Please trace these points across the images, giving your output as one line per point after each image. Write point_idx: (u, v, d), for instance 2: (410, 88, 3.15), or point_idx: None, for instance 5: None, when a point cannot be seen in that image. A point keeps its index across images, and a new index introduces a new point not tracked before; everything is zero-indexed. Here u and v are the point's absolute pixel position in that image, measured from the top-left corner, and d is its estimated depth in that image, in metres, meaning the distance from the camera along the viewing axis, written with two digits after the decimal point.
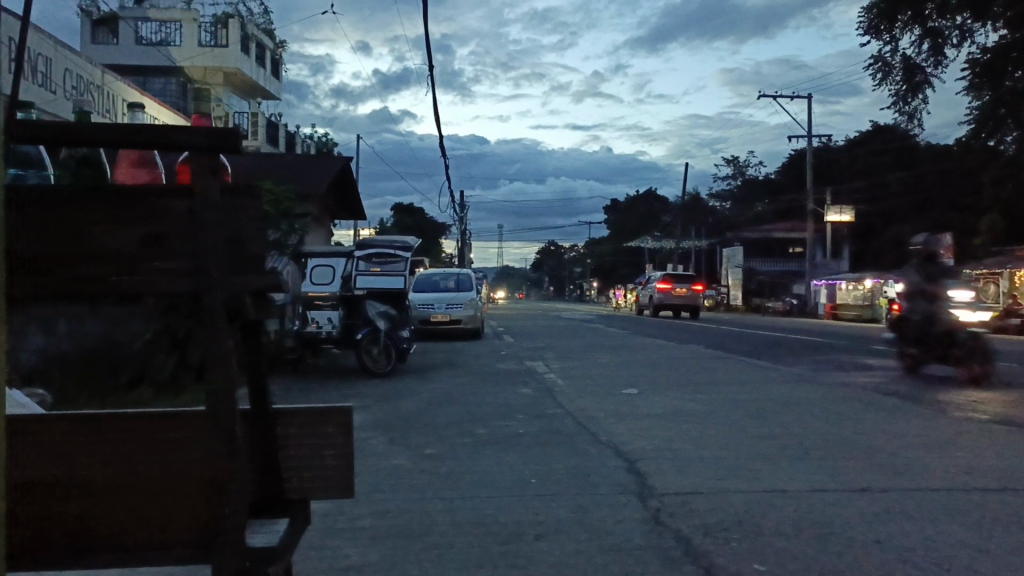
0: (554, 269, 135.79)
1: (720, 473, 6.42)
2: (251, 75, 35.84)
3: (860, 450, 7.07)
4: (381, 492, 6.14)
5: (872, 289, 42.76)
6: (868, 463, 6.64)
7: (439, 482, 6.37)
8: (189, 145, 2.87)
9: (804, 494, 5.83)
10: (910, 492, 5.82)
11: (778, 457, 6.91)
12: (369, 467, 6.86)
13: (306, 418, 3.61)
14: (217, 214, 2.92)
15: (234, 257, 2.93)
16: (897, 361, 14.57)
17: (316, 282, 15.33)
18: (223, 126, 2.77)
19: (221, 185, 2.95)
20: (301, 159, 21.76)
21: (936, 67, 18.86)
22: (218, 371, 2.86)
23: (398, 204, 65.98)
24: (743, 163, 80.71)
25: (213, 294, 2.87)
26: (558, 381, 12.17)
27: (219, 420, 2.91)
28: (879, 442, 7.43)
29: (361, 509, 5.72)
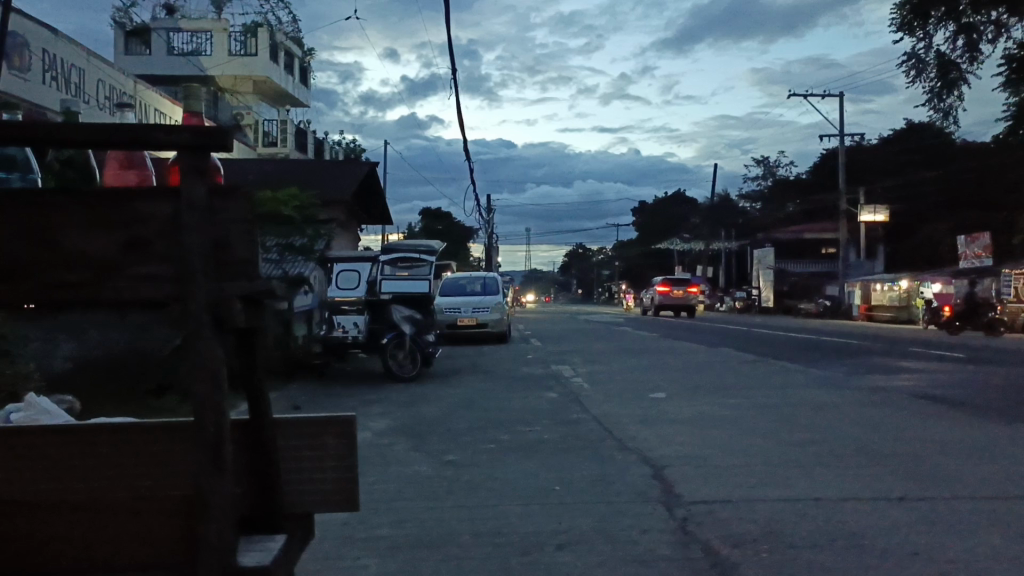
0: (583, 273, 135.52)
1: (749, 481, 6.27)
2: (280, 83, 36.17)
3: (895, 457, 6.88)
4: (402, 500, 6.07)
5: (907, 290, 42.08)
6: (903, 471, 6.45)
7: (461, 490, 6.29)
8: (173, 144, 2.57)
9: (836, 503, 5.67)
10: (948, 501, 5.64)
11: (810, 465, 6.74)
12: (390, 475, 6.82)
13: (304, 428, 3.44)
14: (201, 218, 2.59)
15: (218, 265, 2.59)
16: (933, 363, 14.26)
17: (342, 286, 14.91)
18: (216, 125, 2.50)
19: (207, 185, 2.61)
20: (328, 165, 21.89)
21: (972, 63, 18.41)
22: (202, 382, 2.57)
23: (426, 209, 66.41)
24: (773, 163, 79.89)
25: (195, 301, 2.55)
26: (584, 385, 12.06)
27: (202, 433, 2.61)
28: (915, 448, 7.23)
29: (380, 518, 5.66)
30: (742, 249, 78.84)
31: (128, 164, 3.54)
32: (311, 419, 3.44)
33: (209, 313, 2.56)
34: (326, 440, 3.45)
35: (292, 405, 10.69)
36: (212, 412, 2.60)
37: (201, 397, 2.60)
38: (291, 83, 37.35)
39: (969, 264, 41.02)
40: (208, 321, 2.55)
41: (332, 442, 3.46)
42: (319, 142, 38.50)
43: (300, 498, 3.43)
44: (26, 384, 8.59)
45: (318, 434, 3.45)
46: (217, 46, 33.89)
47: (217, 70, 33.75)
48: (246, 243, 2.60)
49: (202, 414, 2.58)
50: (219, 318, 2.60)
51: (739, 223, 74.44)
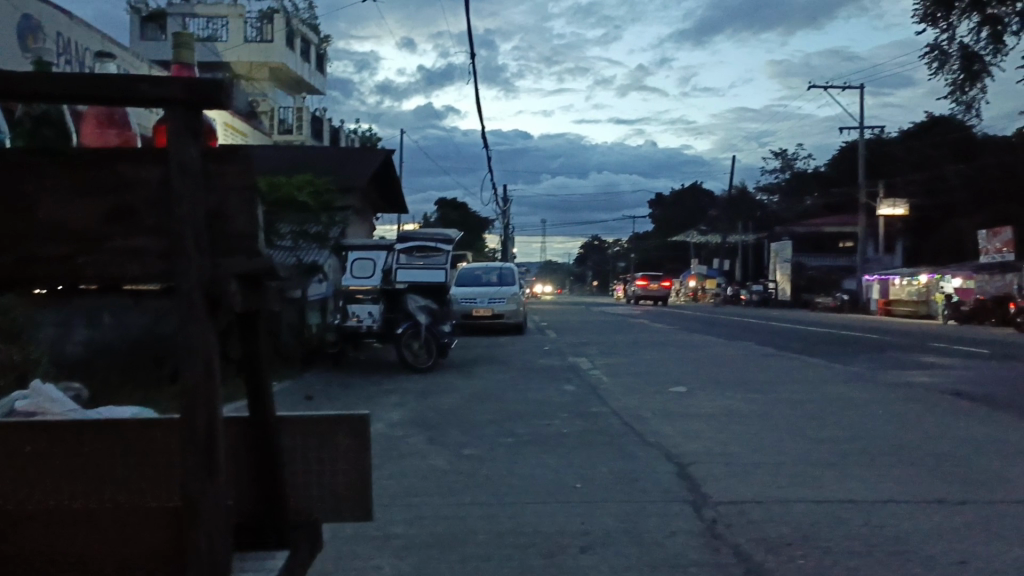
0: (598, 265, 135.06)
1: (778, 481, 6.08)
2: (296, 70, 35.98)
3: (930, 458, 6.67)
4: (418, 496, 5.91)
5: (927, 285, 41.52)
6: (939, 472, 6.24)
7: (479, 486, 6.14)
8: (163, 100, 2.47)
9: (873, 505, 5.47)
10: (992, 505, 5.42)
11: (840, 464, 6.53)
12: (405, 469, 6.68)
13: (312, 426, 3.39)
14: (196, 185, 2.53)
15: (216, 236, 2.55)
16: (958, 359, 13.97)
17: (356, 275, 14.71)
18: (209, 79, 2.43)
19: (201, 148, 2.55)
20: (343, 153, 21.75)
21: (996, 55, 18.01)
22: (192, 371, 2.50)
23: (441, 200, 66.20)
24: (792, 156, 79.14)
25: (188, 277, 2.48)
26: (603, 378, 11.89)
27: (193, 432, 2.54)
28: (950, 448, 7.01)
29: (396, 515, 5.52)
30: (759, 242, 78.11)
31: (108, 122, 3.20)
32: (322, 417, 3.38)
33: (205, 293, 2.49)
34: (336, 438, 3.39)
35: (306, 395, 10.57)
36: (204, 408, 2.53)
37: (194, 391, 2.52)
38: (308, 70, 37.23)
39: (990, 259, 40.45)
40: (201, 302, 2.49)
41: (343, 440, 3.39)
42: (334, 130, 38.36)
43: (303, 501, 3.43)
44: (36, 371, 8.48)
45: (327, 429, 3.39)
46: (234, 31, 33.94)
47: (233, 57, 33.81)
48: (245, 216, 2.57)
49: (193, 409, 2.51)
50: (215, 297, 2.52)
51: (757, 216, 73.77)
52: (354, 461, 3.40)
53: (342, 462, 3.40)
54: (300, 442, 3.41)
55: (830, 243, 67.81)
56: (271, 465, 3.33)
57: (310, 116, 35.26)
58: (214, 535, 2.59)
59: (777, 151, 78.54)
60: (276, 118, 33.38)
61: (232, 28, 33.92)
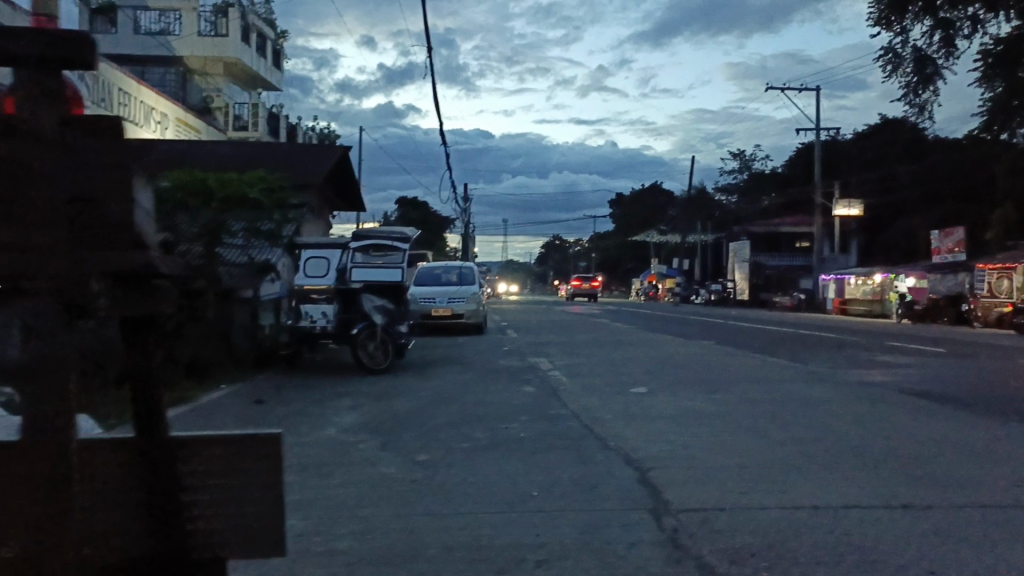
0: (560, 265, 135.30)
1: (742, 486, 5.97)
2: (252, 65, 35.15)
3: (894, 460, 6.63)
4: (369, 507, 5.67)
5: (881, 284, 42.17)
6: (902, 475, 6.21)
7: (433, 495, 5.92)
8: (20, 57, 2.99)
9: (837, 511, 5.39)
10: (956, 509, 5.38)
11: (804, 467, 6.48)
12: (355, 478, 6.43)
13: (227, 448, 3.55)
14: (62, 163, 3.07)
15: (81, 218, 3.08)
16: (915, 358, 14.10)
17: (310, 274, 15.06)
18: (69, 38, 2.99)
19: (62, 120, 3.07)
20: (299, 149, 21.29)
21: (948, 58, 18.30)
22: (56, 355, 3.08)
23: (401, 198, 65.47)
24: (749, 156, 80.14)
25: (49, 258, 3.02)
26: (563, 378, 11.75)
27: (61, 413, 3.14)
28: (912, 449, 7.00)
29: (343, 528, 5.28)
30: (718, 241, 78.84)
31: None
32: (238, 438, 3.55)
33: (70, 278, 3.06)
34: (243, 461, 3.57)
35: (256, 398, 10.23)
36: (65, 389, 3.12)
37: (54, 370, 3.09)
38: (264, 66, 36.53)
39: (942, 258, 41.20)
40: (60, 285, 3.04)
41: (254, 464, 3.56)
42: (291, 127, 37.68)
43: (213, 529, 3.55)
44: None
45: (237, 454, 3.56)
46: (187, 26, 33.33)
47: (186, 51, 33.20)
48: (116, 198, 3.09)
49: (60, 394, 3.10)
50: (82, 285, 3.09)
51: (715, 216, 74.52)
52: (267, 483, 3.60)
53: (253, 484, 3.59)
54: (207, 466, 3.54)
55: (787, 243, 68.65)
56: (173, 488, 3.52)
57: (266, 112, 34.59)
58: (72, 501, 3.22)
59: (736, 152, 79.40)
60: (231, 114, 32.73)
61: (186, 22, 33.31)
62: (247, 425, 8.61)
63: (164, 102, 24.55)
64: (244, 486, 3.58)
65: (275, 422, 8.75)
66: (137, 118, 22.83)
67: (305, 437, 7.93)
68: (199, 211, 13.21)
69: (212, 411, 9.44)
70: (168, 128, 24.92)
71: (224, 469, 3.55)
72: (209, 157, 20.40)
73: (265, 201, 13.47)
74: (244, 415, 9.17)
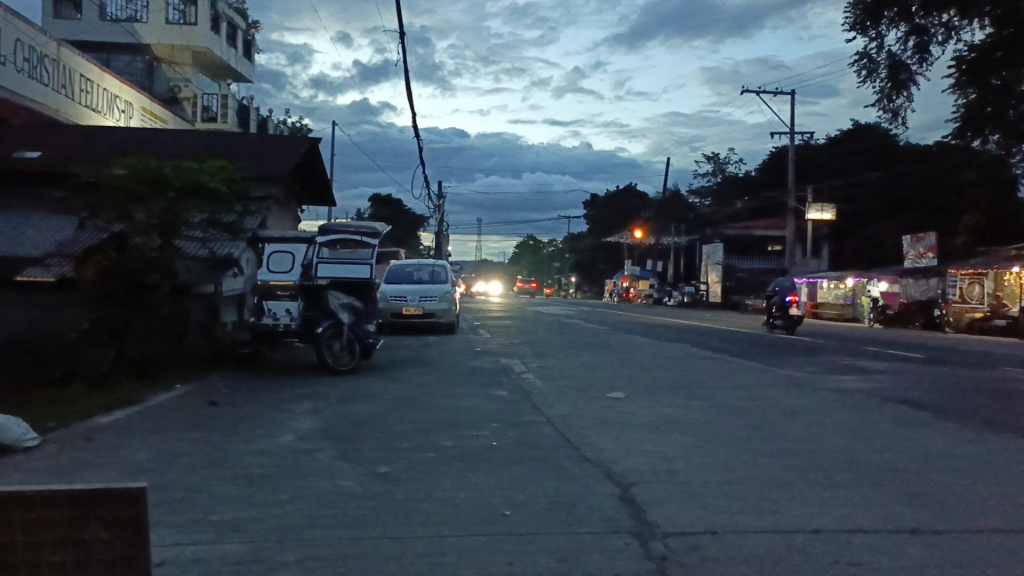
0: (533, 265, 135.22)
1: (731, 507, 5.63)
2: (222, 55, 34.29)
3: (890, 477, 6.36)
4: (321, 529, 5.25)
5: (852, 288, 42.64)
6: (902, 494, 5.93)
7: (393, 515, 5.49)
8: None
9: (840, 537, 5.06)
10: (968, 535, 5.09)
11: (796, 483, 6.18)
12: (309, 492, 6.01)
13: (83, 513, 3.88)
14: None
15: None
16: (892, 365, 13.87)
17: (273, 270, 14.22)
18: None
19: None
20: (266, 142, 20.69)
21: (922, 64, 18.21)
22: None
23: (375, 196, 64.57)
24: (723, 160, 80.43)
25: None
26: (536, 382, 11.38)
27: None
28: (907, 465, 6.74)
29: (288, 554, 4.84)
30: (690, 243, 79.07)
31: None
32: (100, 499, 3.89)
33: None
34: (96, 524, 3.90)
35: (208, 400, 9.72)
36: None
37: None
38: (235, 57, 35.78)
39: (913, 263, 41.50)
40: None
41: (100, 525, 3.89)
42: (261, 120, 36.89)
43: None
44: None
45: (86, 516, 3.88)
46: (154, 13, 32.68)
47: (153, 39, 32.55)
48: None
49: None
50: None
51: (690, 218, 74.60)
52: (120, 546, 3.93)
53: (107, 546, 3.92)
54: (49, 524, 3.87)
55: (759, 246, 68.88)
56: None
57: (235, 103, 33.81)
58: None
59: (710, 155, 79.69)
60: (198, 105, 32.05)
61: (153, 10, 32.66)
62: (196, 429, 8.12)
63: (128, 91, 23.81)
64: (95, 547, 3.91)
65: (227, 427, 8.26)
66: (97, 105, 22.11)
67: (258, 445, 7.46)
68: (155, 201, 12.78)
69: (159, 413, 8.91)
70: (133, 117, 24.13)
71: (71, 535, 3.90)
72: (171, 148, 19.74)
73: (224, 191, 13.11)
74: (194, 418, 8.67)
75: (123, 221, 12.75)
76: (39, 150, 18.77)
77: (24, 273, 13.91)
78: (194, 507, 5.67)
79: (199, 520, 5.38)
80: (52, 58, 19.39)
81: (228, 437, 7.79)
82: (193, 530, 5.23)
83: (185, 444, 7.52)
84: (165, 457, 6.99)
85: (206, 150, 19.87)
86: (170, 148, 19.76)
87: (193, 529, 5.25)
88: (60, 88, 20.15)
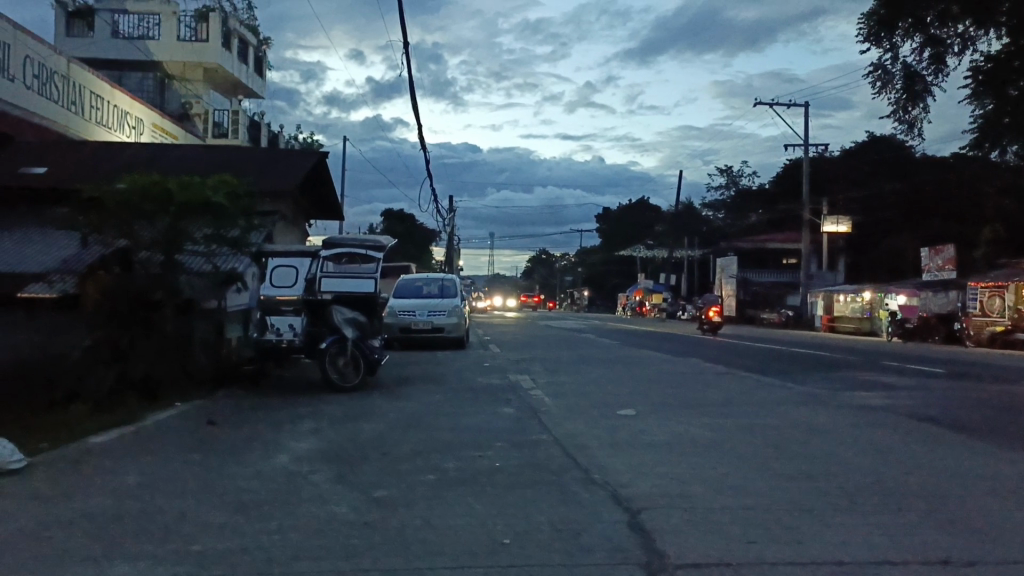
0: (547, 279, 135.23)
1: (749, 535, 5.34)
2: (234, 71, 34.41)
3: (917, 503, 6.05)
4: (308, 560, 5.01)
5: (870, 301, 42.20)
6: (929, 521, 5.63)
7: (385, 545, 5.24)
8: None
9: (864, 570, 4.76)
10: (1005, 567, 4.77)
11: (817, 510, 5.89)
12: (301, 519, 5.78)
13: None
14: None
15: None
16: (913, 380, 13.53)
17: (277, 284, 13.85)
18: None
19: None
20: (276, 155, 20.67)
21: (938, 75, 17.91)
22: None
23: (387, 211, 64.73)
24: (736, 172, 80.12)
25: None
26: (545, 399, 11.13)
27: None
28: (934, 489, 6.43)
29: None
30: (704, 256, 78.59)
31: None
32: None
33: None
34: None
35: (207, 419, 9.54)
36: None
37: None
38: (246, 73, 35.85)
39: (931, 275, 40.90)
40: None
41: None
42: (274, 136, 37.02)
43: None
44: None
45: None
46: (166, 31, 32.72)
47: (166, 57, 32.74)
48: None
49: None
50: None
51: (703, 231, 74.21)
52: None
53: None
54: None
55: (774, 260, 68.42)
56: None
57: (247, 119, 33.97)
58: None
59: (723, 168, 79.43)
60: (210, 122, 32.16)
61: (165, 28, 32.63)
62: (191, 451, 7.92)
63: (139, 107, 23.84)
64: None
65: (222, 448, 8.07)
66: (108, 121, 22.17)
67: (253, 467, 7.25)
68: (158, 217, 12.65)
69: (155, 434, 8.71)
70: (144, 134, 24.16)
71: None
72: (180, 163, 19.74)
73: (228, 206, 12.90)
74: (190, 439, 8.46)
75: (127, 237, 12.74)
76: (47, 166, 18.76)
77: (28, 290, 13.87)
78: (176, 536, 5.44)
79: (181, 551, 5.15)
80: (61, 75, 19.45)
81: (222, 459, 7.59)
82: (172, 562, 5.01)
83: (177, 466, 7.32)
84: (154, 482, 6.79)
85: (214, 164, 19.85)
86: (179, 163, 19.76)
87: (171, 560, 5.02)
88: (69, 105, 20.25)
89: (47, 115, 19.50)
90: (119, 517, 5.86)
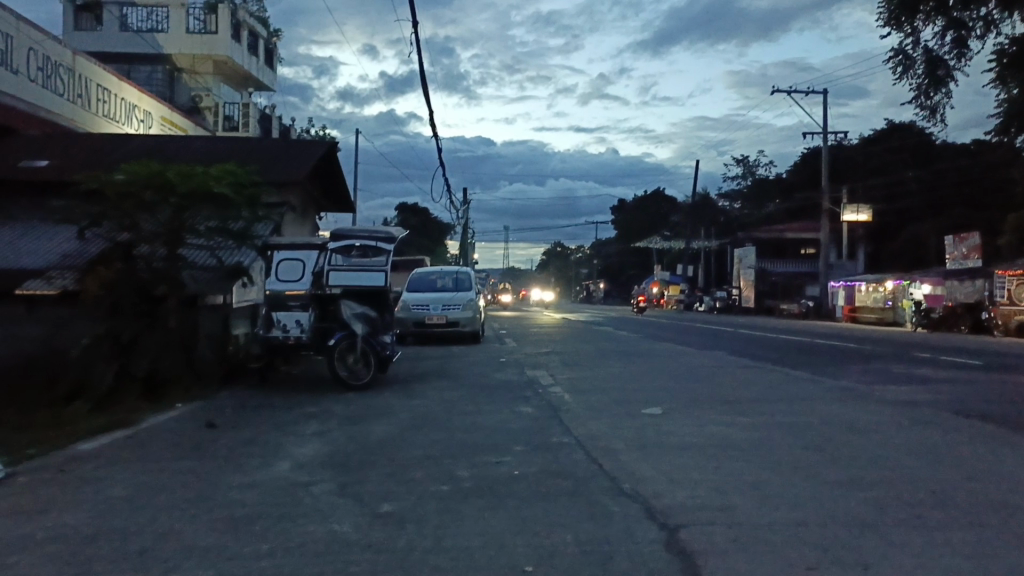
0: (563, 271, 134.68)
1: (806, 559, 4.87)
2: (244, 63, 33.94)
3: (979, 517, 5.58)
4: None
5: (893, 291, 41.47)
6: (999, 540, 5.16)
7: (397, 569, 4.84)
8: None
9: None
10: None
11: (875, 526, 5.43)
12: (305, 539, 5.38)
13: None
14: None
15: None
16: (948, 372, 13.00)
17: (283, 278, 13.53)
18: None
19: None
20: (283, 146, 20.27)
21: (961, 59, 17.22)
22: None
23: (401, 205, 64.38)
24: (754, 162, 79.14)
25: None
26: (565, 396, 10.74)
27: None
28: (996, 501, 5.95)
29: None
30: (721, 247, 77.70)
31: None
32: None
33: None
34: None
35: (209, 421, 9.21)
36: None
37: None
38: (257, 66, 35.48)
39: (956, 264, 40.13)
40: None
41: None
42: (285, 128, 36.69)
43: None
44: None
45: None
46: (176, 23, 32.54)
47: (175, 49, 32.47)
48: None
49: None
50: None
51: (720, 222, 73.33)
52: None
53: None
54: None
55: (792, 249, 67.59)
56: None
57: (257, 111, 33.63)
58: None
59: (740, 157, 78.50)
60: (220, 115, 31.99)
61: (175, 20, 32.48)
62: (186, 458, 7.54)
63: (148, 100, 23.54)
64: None
65: (221, 454, 7.71)
66: (116, 114, 21.93)
67: (252, 478, 6.87)
68: (161, 207, 12.38)
69: (152, 438, 8.38)
70: (154, 127, 23.88)
71: None
72: (186, 154, 19.42)
73: (234, 196, 12.52)
74: (186, 445, 8.08)
75: (128, 229, 12.50)
76: (50, 159, 18.49)
77: (26, 286, 13.87)
78: (160, 561, 5.03)
79: None
80: (66, 67, 19.24)
81: (219, 467, 7.23)
82: None
83: (171, 476, 6.96)
84: (140, 495, 6.40)
85: (221, 155, 19.54)
86: (184, 155, 19.45)
87: None
88: (76, 97, 20.10)
89: (52, 107, 19.28)
90: (99, 538, 5.47)
